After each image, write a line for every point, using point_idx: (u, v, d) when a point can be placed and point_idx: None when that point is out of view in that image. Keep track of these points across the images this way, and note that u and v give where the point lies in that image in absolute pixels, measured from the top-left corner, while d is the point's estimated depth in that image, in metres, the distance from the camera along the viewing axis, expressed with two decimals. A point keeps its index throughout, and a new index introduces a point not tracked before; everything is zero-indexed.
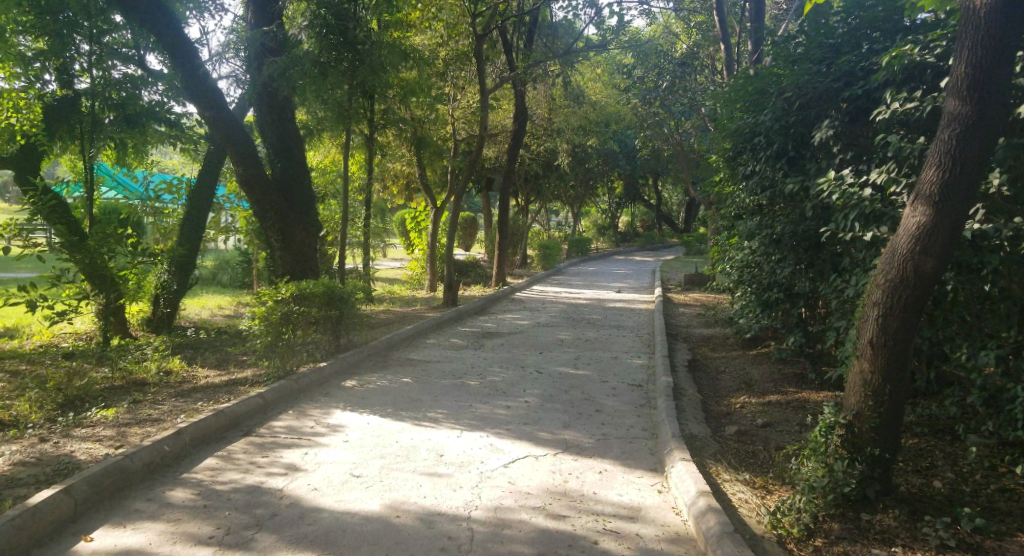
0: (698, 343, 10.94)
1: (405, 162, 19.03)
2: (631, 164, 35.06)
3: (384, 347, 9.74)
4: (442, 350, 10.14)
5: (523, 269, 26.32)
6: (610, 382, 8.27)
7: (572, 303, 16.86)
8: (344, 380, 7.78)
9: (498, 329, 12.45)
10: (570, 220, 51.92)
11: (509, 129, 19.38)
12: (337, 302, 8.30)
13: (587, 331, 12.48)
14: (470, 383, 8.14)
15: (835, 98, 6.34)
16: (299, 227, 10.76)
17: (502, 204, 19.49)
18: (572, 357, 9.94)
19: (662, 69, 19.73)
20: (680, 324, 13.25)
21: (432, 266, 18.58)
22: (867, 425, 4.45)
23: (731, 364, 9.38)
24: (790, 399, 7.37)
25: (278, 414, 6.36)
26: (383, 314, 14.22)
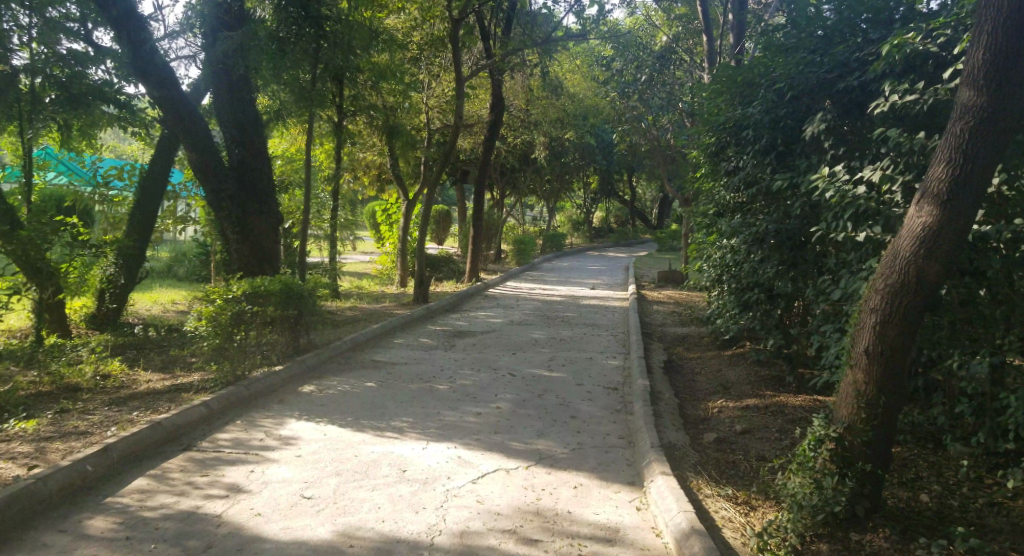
0: (674, 343, 10.64)
1: (375, 151, 18.60)
2: (607, 159, 34.87)
3: (346, 347, 9.31)
4: (409, 350, 9.74)
5: (497, 264, 25.99)
6: (582, 386, 7.94)
7: (546, 300, 16.55)
8: (302, 385, 7.52)
9: (469, 328, 12.09)
10: (545, 214, 51.64)
11: (485, 120, 19.01)
12: (294, 305, 8.00)
13: (561, 329, 12.17)
14: (440, 387, 7.76)
15: (827, 90, 6.05)
16: (257, 216, 10.39)
17: (476, 198, 19.11)
18: (547, 358, 9.62)
19: (640, 62, 19.49)
20: (656, 322, 12.98)
21: (402, 261, 18.14)
22: (858, 438, 4.05)
23: (707, 365, 9.06)
24: (768, 403, 6.91)
25: (223, 427, 6.10)
26: (350, 311, 13.77)
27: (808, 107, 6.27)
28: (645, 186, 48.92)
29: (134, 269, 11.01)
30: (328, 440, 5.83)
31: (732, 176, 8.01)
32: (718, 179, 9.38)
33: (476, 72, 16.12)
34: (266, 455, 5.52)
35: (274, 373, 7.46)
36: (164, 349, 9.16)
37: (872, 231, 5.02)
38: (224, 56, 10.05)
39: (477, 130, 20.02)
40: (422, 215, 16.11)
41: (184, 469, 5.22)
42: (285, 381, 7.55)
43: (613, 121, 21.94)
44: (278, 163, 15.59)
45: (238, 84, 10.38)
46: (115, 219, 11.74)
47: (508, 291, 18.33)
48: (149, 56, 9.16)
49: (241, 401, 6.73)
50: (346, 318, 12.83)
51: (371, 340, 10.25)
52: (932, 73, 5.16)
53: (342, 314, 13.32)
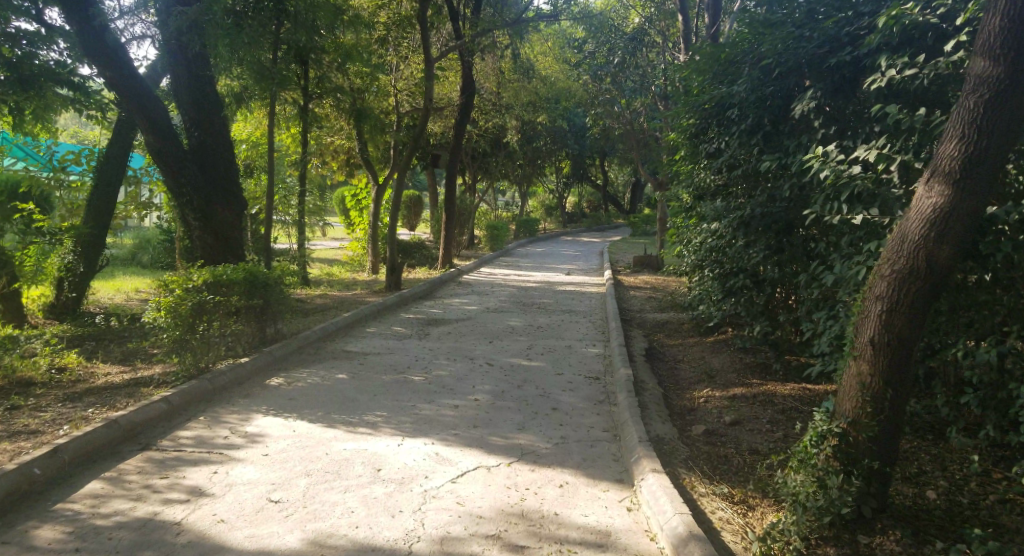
0: (654, 330, 10.43)
1: (344, 135, 18.17)
2: (579, 143, 34.62)
3: (317, 337, 8.97)
4: (382, 340, 9.41)
5: (470, 250, 25.66)
6: (562, 376, 7.69)
7: (521, 286, 16.27)
8: (268, 378, 7.20)
9: (443, 316, 11.78)
10: (517, 199, 51.32)
11: (455, 103, 18.62)
12: (259, 294, 7.70)
13: (537, 316, 11.90)
14: (415, 378, 7.45)
15: (818, 67, 5.74)
16: (219, 205, 10.04)
17: (448, 182, 18.75)
18: (524, 346, 9.34)
19: (612, 44, 19.25)
20: (634, 308, 12.77)
21: (373, 247, 17.73)
22: (863, 434, 3.86)
23: (689, 351, 8.87)
24: (756, 391, 6.73)
25: (185, 424, 5.71)
26: (321, 299, 13.37)
27: (796, 85, 6.02)
28: (617, 170, 48.81)
29: (93, 258, 10.50)
30: (297, 438, 5.48)
31: (714, 158, 7.76)
32: (698, 161, 9.14)
33: (446, 53, 15.75)
34: (231, 455, 5.15)
35: (240, 365, 7.14)
36: (124, 341, 8.70)
37: (869, 213, 4.78)
38: (177, 32, 9.50)
39: (449, 113, 19.63)
40: (393, 199, 15.72)
41: (142, 471, 4.83)
42: (251, 373, 7.20)
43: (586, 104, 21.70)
44: (244, 147, 15.23)
45: (196, 63, 9.96)
46: (76, 206, 11.11)
47: (482, 278, 18.02)
48: (97, 33, 8.78)
49: (205, 395, 6.40)
50: (316, 306, 12.43)
51: (343, 330, 9.90)
52: (932, 45, 4.91)
53: (312, 302, 12.92)
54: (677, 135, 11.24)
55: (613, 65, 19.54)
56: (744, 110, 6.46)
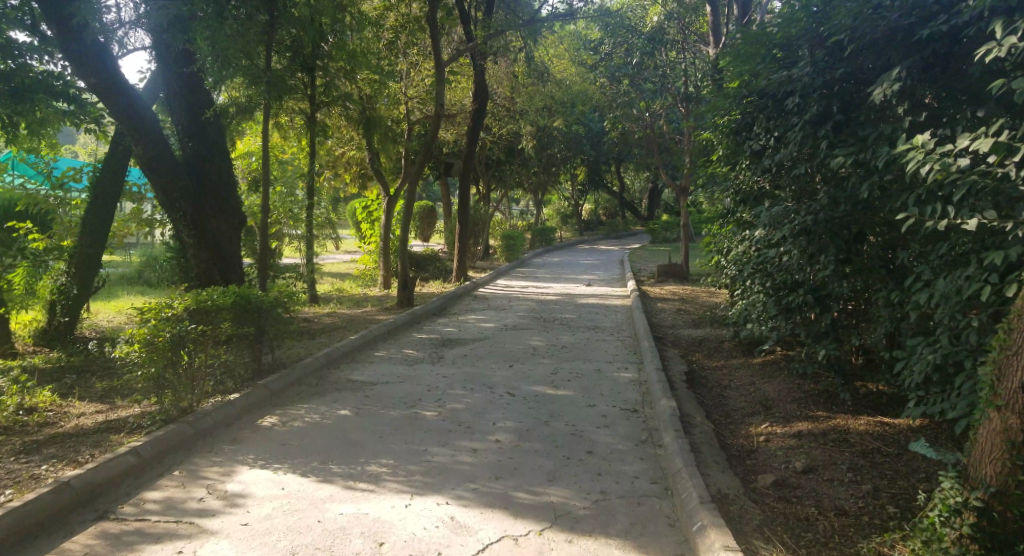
0: (691, 349, 9.49)
1: (353, 147, 17.44)
2: (595, 150, 33.79)
3: (322, 363, 8.14)
4: (393, 365, 8.54)
5: (485, 261, 24.76)
6: (592, 409, 6.77)
7: (541, 300, 15.36)
8: (261, 418, 6.27)
9: (459, 335, 10.87)
10: (530, 208, 50.49)
11: (468, 109, 17.81)
12: (251, 324, 6.75)
13: (560, 334, 10.96)
14: (426, 414, 6.52)
15: (904, 41, 4.73)
16: (211, 213, 9.35)
17: (461, 191, 17.91)
18: (550, 371, 8.39)
19: (631, 45, 18.41)
20: (664, 323, 11.81)
21: (384, 260, 16.89)
22: (1012, 512, 3.25)
23: (736, 376, 7.94)
24: (823, 428, 5.88)
25: (156, 482, 4.70)
26: (328, 318, 12.53)
27: (874, 64, 5.05)
28: (632, 176, 47.93)
29: (89, 277, 9.40)
30: (286, 499, 4.47)
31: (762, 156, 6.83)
32: (740, 162, 8.19)
33: (459, 55, 14.89)
34: (205, 525, 4.13)
35: (229, 403, 6.23)
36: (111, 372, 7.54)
37: (982, 217, 3.83)
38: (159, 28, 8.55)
39: (461, 120, 18.80)
40: (405, 210, 14.87)
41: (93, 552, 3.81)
42: (240, 413, 6.25)
43: (604, 109, 20.82)
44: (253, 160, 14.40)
45: (181, 60, 9.26)
46: (72, 224, 9.84)
47: (499, 291, 17.13)
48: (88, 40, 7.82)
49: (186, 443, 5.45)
50: (321, 327, 11.59)
51: (351, 354, 9.08)
52: None
53: (317, 322, 12.09)
54: (711, 135, 10.29)
55: (632, 66, 18.68)
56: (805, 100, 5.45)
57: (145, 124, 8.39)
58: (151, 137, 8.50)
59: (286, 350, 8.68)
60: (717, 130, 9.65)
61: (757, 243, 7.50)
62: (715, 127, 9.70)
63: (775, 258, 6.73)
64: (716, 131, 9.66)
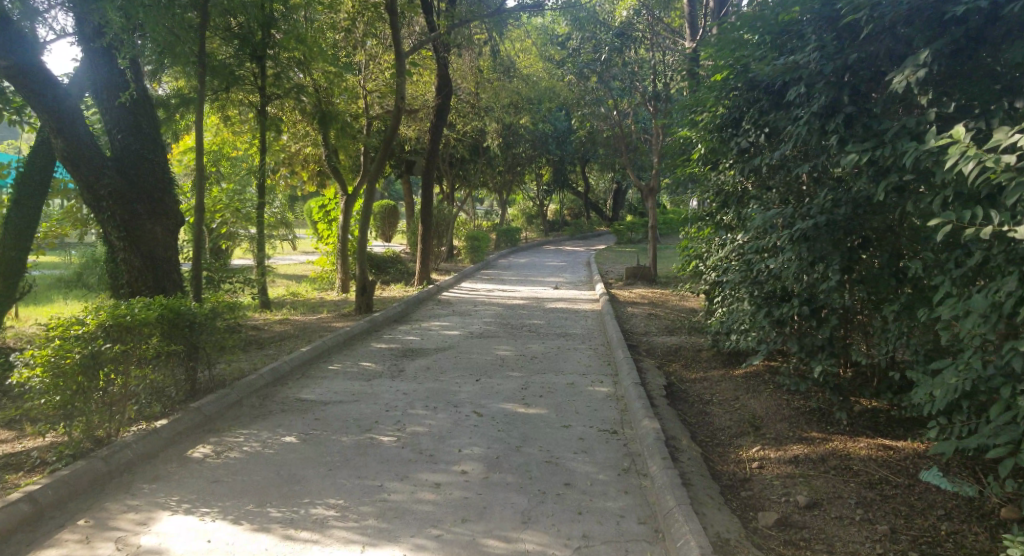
0: (668, 359, 8.93)
1: (309, 142, 16.67)
2: (561, 148, 33.21)
3: (267, 382, 7.38)
4: (348, 381, 7.80)
5: (449, 262, 24.07)
6: (565, 431, 6.15)
7: (508, 304, 14.74)
8: (191, 449, 5.57)
9: (420, 344, 10.19)
10: (496, 208, 49.87)
11: (431, 105, 17.08)
12: (179, 344, 6.07)
13: (529, 343, 10.34)
14: (383, 439, 5.85)
15: (931, 23, 4.20)
16: (146, 217, 8.67)
17: (423, 190, 17.21)
18: (519, 385, 7.76)
19: (599, 40, 17.80)
20: (638, 330, 11.26)
21: (342, 262, 16.10)
22: None
23: (718, 390, 7.38)
24: (820, 452, 5.28)
25: (51, 540, 4.18)
26: (281, 325, 11.75)
27: (891, 51, 4.52)
28: (598, 176, 47.54)
29: None
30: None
31: (755, 153, 6.31)
32: (724, 160, 7.65)
33: (421, 46, 14.15)
34: None
35: (153, 434, 5.55)
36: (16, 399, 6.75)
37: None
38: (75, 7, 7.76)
39: (423, 117, 18.07)
40: (363, 210, 14.12)
41: None
42: (163, 447, 5.56)
43: (572, 106, 20.25)
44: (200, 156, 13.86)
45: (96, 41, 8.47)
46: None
47: (463, 294, 16.47)
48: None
49: (86, 495, 4.78)
50: (272, 335, 10.82)
51: (302, 368, 8.32)
52: None
53: (269, 330, 11.31)
54: (689, 133, 9.74)
55: (601, 62, 18.12)
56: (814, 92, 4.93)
57: (64, 114, 7.71)
58: (72, 130, 7.86)
59: (229, 365, 7.89)
60: (697, 127, 9.11)
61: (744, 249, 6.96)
62: (695, 124, 9.15)
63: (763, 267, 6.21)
64: (696, 128, 9.11)
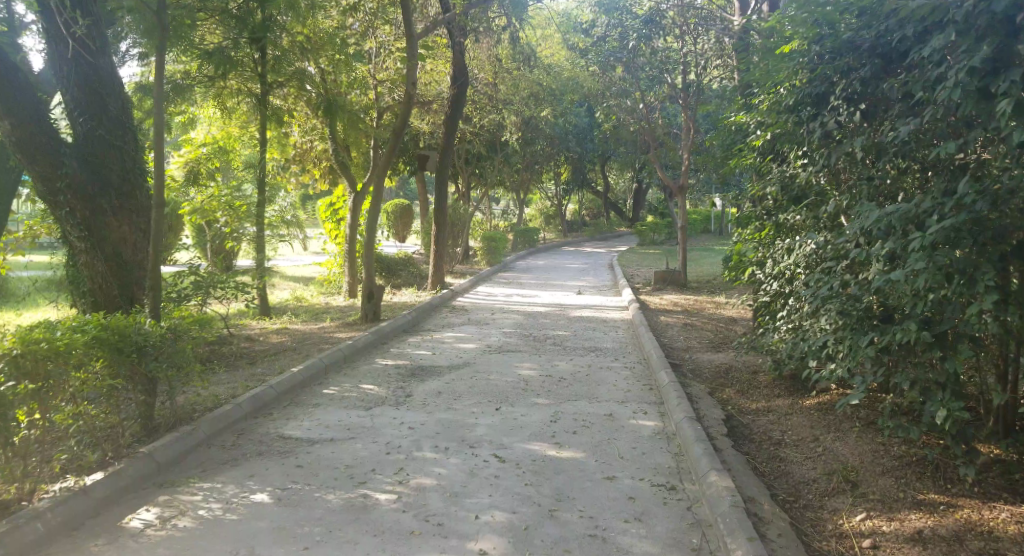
0: (720, 384, 7.71)
1: (317, 137, 15.55)
2: (582, 147, 31.91)
3: (245, 415, 6.23)
4: (346, 410, 6.59)
5: (464, 265, 22.85)
6: (610, 486, 4.89)
7: (529, 312, 13.50)
8: (130, 514, 4.33)
9: (432, 361, 8.96)
10: (512, 207, 48.72)
11: (446, 97, 15.92)
12: (123, 375, 4.86)
13: (555, 361, 9.07)
14: (381, 497, 4.62)
15: None
16: (113, 217, 7.65)
17: (437, 187, 16.04)
18: (548, 418, 6.50)
19: (625, 28, 16.63)
20: (677, 345, 9.99)
21: (349, 266, 14.93)
22: None
23: (790, 427, 6.14)
24: (952, 527, 4.07)
25: None
26: (277, 336, 10.58)
27: None
28: (617, 175, 46.29)
29: None
30: None
31: (857, 135, 5.02)
32: (796, 150, 6.36)
33: (434, 29, 12.96)
34: None
35: (81, 495, 4.28)
36: None
37: None
38: None
39: (438, 109, 16.90)
40: (371, 209, 12.95)
41: None
42: (95, 510, 4.30)
43: (596, 99, 19.06)
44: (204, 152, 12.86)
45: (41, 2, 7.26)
46: None
47: (480, 300, 15.25)
48: None
49: None
50: (266, 349, 9.62)
51: (294, 393, 7.16)
52: None
53: (264, 342, 10.12)
54: (743, 119, 8.44)
55: (628, 52, 16.94)
56: (983, 42, 3.69)
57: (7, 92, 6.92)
58: (19, 113, 7.08)
59: (199, 391, 6.73)
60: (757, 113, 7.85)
61: (828, 257, 5.72)
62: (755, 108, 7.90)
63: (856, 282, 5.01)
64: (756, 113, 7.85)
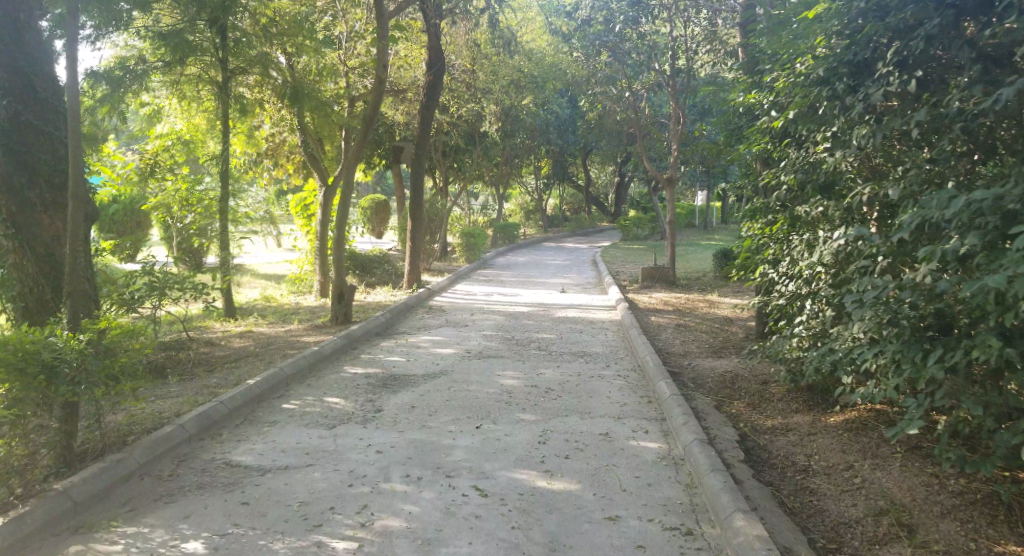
0: (729, 398, 7.00)
1: (286, 128, 14.57)
2: (563, 139, 31.10)
3: (190, 438, 5.24)
4: (305, 429, 5.70)
5: (441, 261, 21.96)
6: (612, 530, 4.06)
7: (511, 312, 12.66)
8: None
9: (406, 369, 8.10)
10: (492, 203, 47.86)
11: (422, 83, 15.02)
12: (31, 400, 4.06)
13: (541, 369, 8.25)
14: (335, 548, 3.78)
15: None
16: (43, 209, 7.09)
17: (413, 180, 15.15)
18: (536, 438, 5.67)
19: (611, 11, 15.85)
20: (674, 350, 9.22)
21: (319, 263, 14.00)
22: None
23: (818, 449, 5.45)
24: None
25: None
26: (240, 340, 9.62)
27: None
28: (599, 170, 45.60)
29: None
30: None
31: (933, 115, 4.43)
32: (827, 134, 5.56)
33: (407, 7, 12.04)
34: None
35: None
36: None
37: None
38: None
39: (415, 98, 16.00)
40: (341, 203, 11.99)
41: None
42: None
43: (581, 86, 18.24)
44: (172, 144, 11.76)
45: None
46: None
47: (458, 299, 14.38)
48: None
49: None
50: (225, 356, 8.65)
51: (247, 410, 6.16)
52: None
53: (224, 347, 9.15)
54: (753, 102, 7.64)
55: (614, 35, 16.22)
56: None
57: None
58: None
59: (133, 410, 5.65)
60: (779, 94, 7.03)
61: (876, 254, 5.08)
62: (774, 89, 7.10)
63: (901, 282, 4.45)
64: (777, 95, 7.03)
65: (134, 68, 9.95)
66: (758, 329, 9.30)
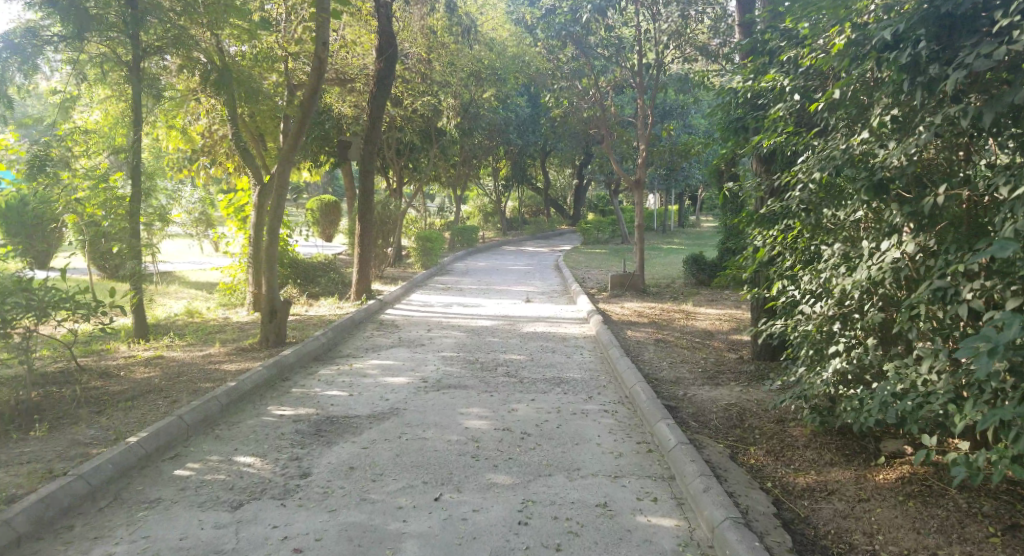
0: (741, 442, 5.68)
1: (218, 119, 13.04)
2: (523, 138, 29.87)
3: (17, 540, 3.94)
4: (203, 513, 4.33)
5: (395, 267, 20.52)
6: None
7: (472, 327, 11.32)
8: None
9: (348, 407, 6.69)
10: (449, 204, 46.42)
11: (370, 73, 13.66)
12: None
13: (512, 403, 6.92)
14: None
15: None
16: None
17: (363, 179, 13.74)
18: (521, 515, 4.33)
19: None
20: (663, 375, 7.97)
21: (254, 274, 12.48)
22: None
23: (877, 522, 4.15)
24: None
25: None
26: (145, 369, 8.06)
27: None
28: (557, 170, 44.48)
29: None
30: None
31: None
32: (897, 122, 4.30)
33: None
34: None
35: None
36: None
37: None
38: None
39: (363, 87, 14.48)
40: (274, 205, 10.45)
41: None
42: None
43: (544, 80, 16.95)
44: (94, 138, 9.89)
45: None
46: None
47: (413, 312, 12.99)
48: None
49: None
50: (123, 391, 7.12)
51: (122, 482, 4.78)
52: None
53: (124, 380, 7.58)
54: (764, 88, 6.42)
55: (580, 26, 14.74)
56: None
57: None
58: None
59: None
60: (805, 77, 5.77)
61: (967, 276, 3.86)
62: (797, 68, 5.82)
63: (1002, 318, 3.09)
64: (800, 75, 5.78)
65: (6, 38, 8.33)
66: (756, 351, 8.12)
